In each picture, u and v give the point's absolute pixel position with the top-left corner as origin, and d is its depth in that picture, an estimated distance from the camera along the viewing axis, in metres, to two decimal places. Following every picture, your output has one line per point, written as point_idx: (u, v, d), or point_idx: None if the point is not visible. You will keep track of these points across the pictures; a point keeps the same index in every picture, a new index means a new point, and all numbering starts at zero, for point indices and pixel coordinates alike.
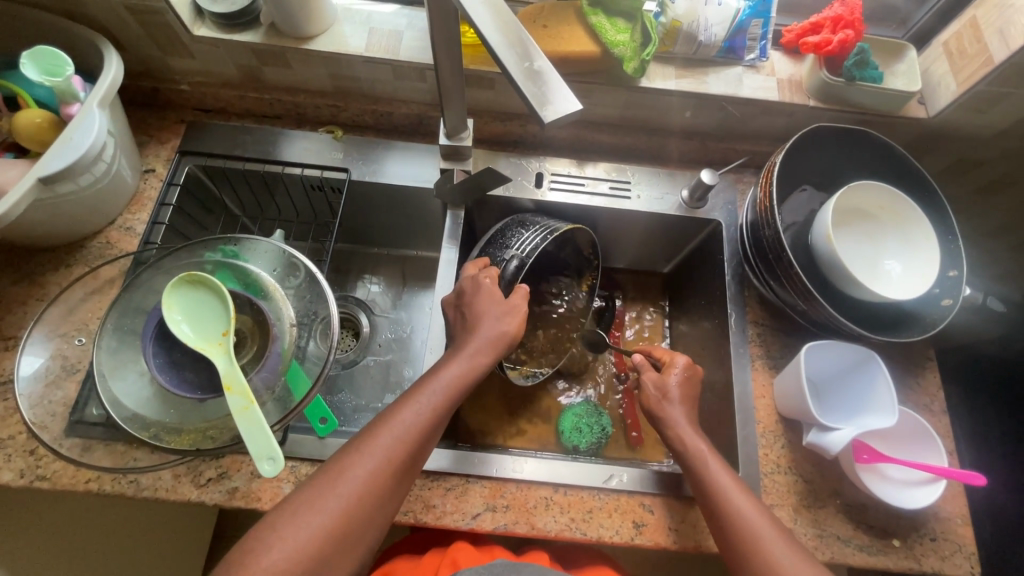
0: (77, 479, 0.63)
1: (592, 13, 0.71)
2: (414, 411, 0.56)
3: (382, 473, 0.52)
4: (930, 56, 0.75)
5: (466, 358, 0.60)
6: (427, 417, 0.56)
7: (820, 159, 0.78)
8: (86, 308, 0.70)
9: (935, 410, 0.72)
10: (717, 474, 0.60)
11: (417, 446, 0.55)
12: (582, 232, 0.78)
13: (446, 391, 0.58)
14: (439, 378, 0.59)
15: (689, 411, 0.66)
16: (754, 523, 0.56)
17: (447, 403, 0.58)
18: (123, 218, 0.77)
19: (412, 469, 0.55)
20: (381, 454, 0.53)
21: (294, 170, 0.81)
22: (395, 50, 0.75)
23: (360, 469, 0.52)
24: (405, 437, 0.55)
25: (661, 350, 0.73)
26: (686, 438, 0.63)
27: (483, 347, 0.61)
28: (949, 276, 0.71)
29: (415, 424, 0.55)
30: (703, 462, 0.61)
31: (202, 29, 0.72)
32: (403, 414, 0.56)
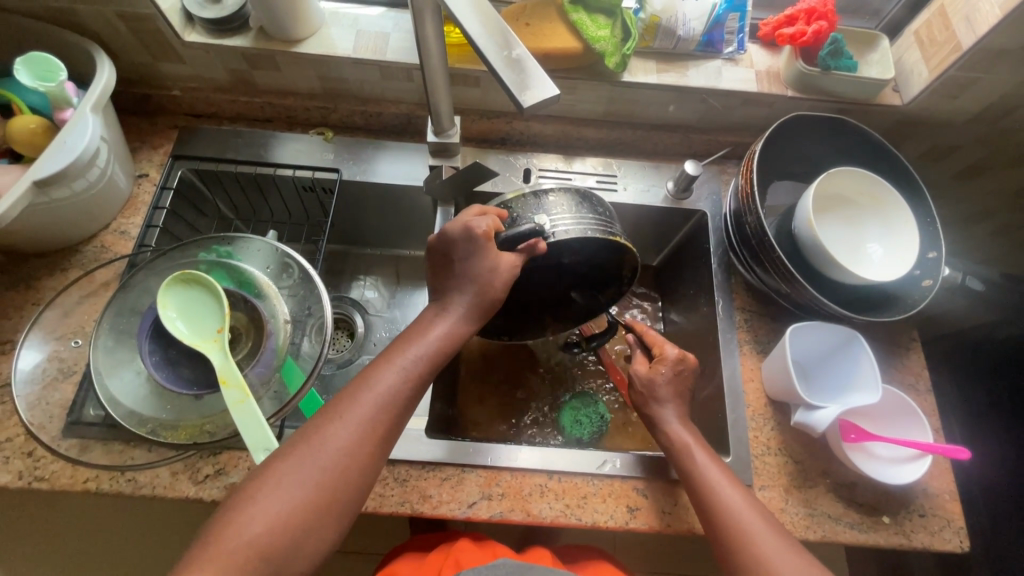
0: (74, 479, 0.63)
1: (573, 10, 0.73)
2: (393, 375, 0.56)
3: (360, 437, 0.53)
4: (903, 45, 0.77)
5: (442, 329, 0.60)
6: (406, 380, 0.57)
7: (800, 148, 0.80)
8: (81, 311, 0.71)
9: (921, 389, 0.73)
10: (706, 468, 0.61)
11: (395, 412, 0.55)
12: (632, 257, 0.69)
13: (423, 355, 0.58)
14: (415, 345, 0.59)
15: (682, 405, 0.67)
16: (743, 517, 0.57)
17: (424, 368, 0.58)
18: (118, 222, 0.78)
19: (391, 433, 0.55)
20: (358, 419, 0.53)
21: (286, 172, 0.83)
22: (382, 51, 0.76)
23: (337, 432, 0.52)
24: (383, 402, 0.55)
25: (653, 337, 0.72)
26: (678, 430, 0.64)
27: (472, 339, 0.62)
28: (929, 258, 0.73)
29: (392, 389, 0.56)
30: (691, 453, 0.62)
31: (193, 35, 0.74)
32: (379, 379, 0.56)
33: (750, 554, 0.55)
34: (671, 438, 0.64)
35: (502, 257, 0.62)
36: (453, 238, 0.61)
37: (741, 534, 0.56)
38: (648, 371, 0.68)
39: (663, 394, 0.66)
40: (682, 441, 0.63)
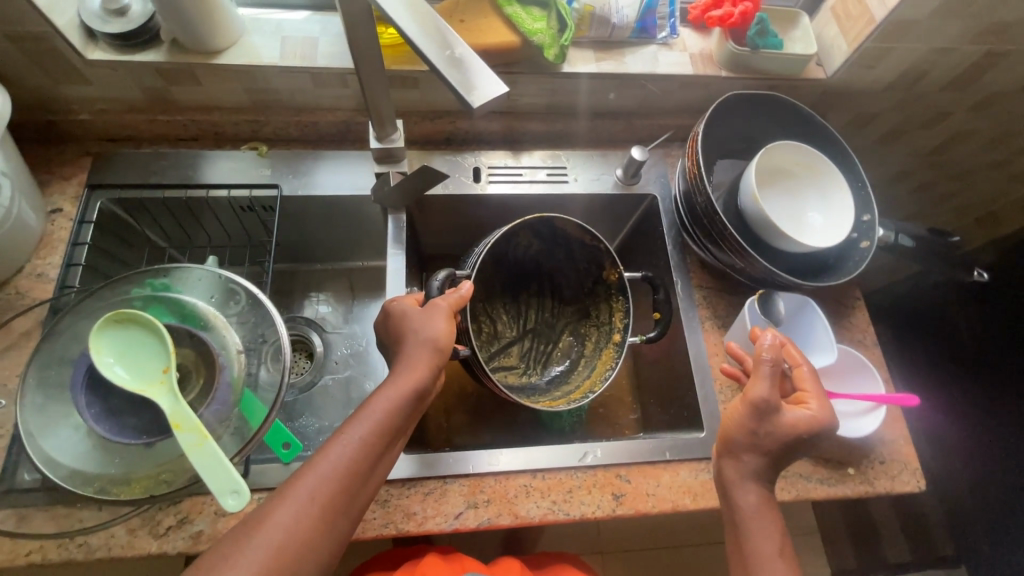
0: (14, 554, 0.57)
1: (507, 3, 0.72)
2: (344, 444, 0.52)
3: (315, 518, 0.48)
4: (821, 21, 0.81)
5: (404, 392, 0.56)
6: (359, 448, 0.52)
7: (738, 126, 0.82)
8: (2, 367, 0.65)
9: (868, 343, 0.78)
10: (770, 557, 0.57)
11: (347, 485, 0.51)
12: (558, 219, 0.78)
13: (379, 420, 0.54)
14: (370, 408, 0.55)
15: (770, 459, 0.60)
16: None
17: (382, 436, 0.54)
18: (32, 264, 0.71)
19: (343, 511, 0.50)
20: (302, 497, 0.49)
21: (220, 193, 0.78)
22: (312, 57, 0.73)
23: (286, 516, 0.47)
24: (338, 477, 0.50)
25: (807, 391, 0.63)
26: (749, 506, 0.59)
27: (421, 364, 0.58)
28: (863, 221, 0.78)
29: (343, 462, 0.51)
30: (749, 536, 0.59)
31: (96, 52, 0.68)
32: (329, 450, 0.51)
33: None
34: (740, 518, 0.60)
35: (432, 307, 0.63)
36: (398, 318, 0.63)
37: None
38: (789, 415, 0.60)
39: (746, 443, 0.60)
40: (746, 524, 0.59)
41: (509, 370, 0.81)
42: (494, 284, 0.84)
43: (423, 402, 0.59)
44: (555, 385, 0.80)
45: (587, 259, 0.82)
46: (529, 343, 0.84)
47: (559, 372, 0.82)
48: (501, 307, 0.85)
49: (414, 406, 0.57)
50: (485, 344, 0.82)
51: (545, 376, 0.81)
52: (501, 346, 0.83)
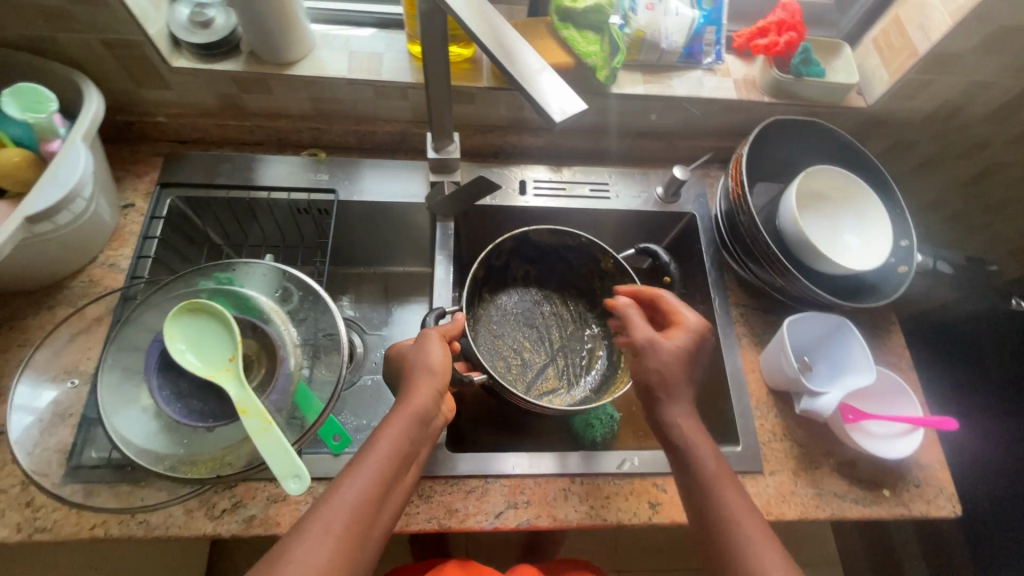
0: (80, 526, 0.60)
1: (563, 27, 0.75)
2: (360, 477, 0.51)
3: (332, 555, 0.47)
4: (863, 52, 0.84)
5: (413, 418, 0.56)
6: (376, 479, 0.51)
7: (779, 149, 0.85)
8: (76, 348, 0.69)
9: (904, 368, 0.79)
10: (747, 531, 0.54)
11: (367, 518, 0.49)
12: (533, 231, 0.81)
13: (389, 449, 0.53)
14: (378, 439, 0.54)
15: (687, 381, 0.63)
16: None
17: (393, 465, 0.53)
18: (105, 254, 0.75)
19: (365, 546, 0.49)
20: (323, 534, 0.47)
21: (281, 196, 0.82)
22: (377, 71, 0.77)
23: (301, 556, 0.46)
24: (352, 511, 0.49)
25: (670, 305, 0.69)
26: (713, 467, 0.58)
27: (425, 387, 0.58)
28: (902, 246, 0.79)
29: (361, 495, 0.50)
30: (718, 497, 0.56)
31: (180, 60, 0.73)
32: (345, 483, 0.50)
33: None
34: (706, 485, 0.57)
35: (427, 334, 0.64)
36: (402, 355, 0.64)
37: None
38: (669, 341, 0.63)
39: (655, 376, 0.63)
40: (716, 488, 0.57)
41: (556, 392, 0.81)
42: (500, 317, 0.85)
43: (430, 428, 0.59)
44: (603, 389, 0.82)
45: (584, 261, 0.85)
46: (562, 360, 0.84)
47: (595, 377, 0.83)
48: (520, 335, 0.85)
49: (420, 431, 0.57)
50: (520, 377, 0.81)
51: (585, 388, 0.82)
52: (537, 373, 0.82)
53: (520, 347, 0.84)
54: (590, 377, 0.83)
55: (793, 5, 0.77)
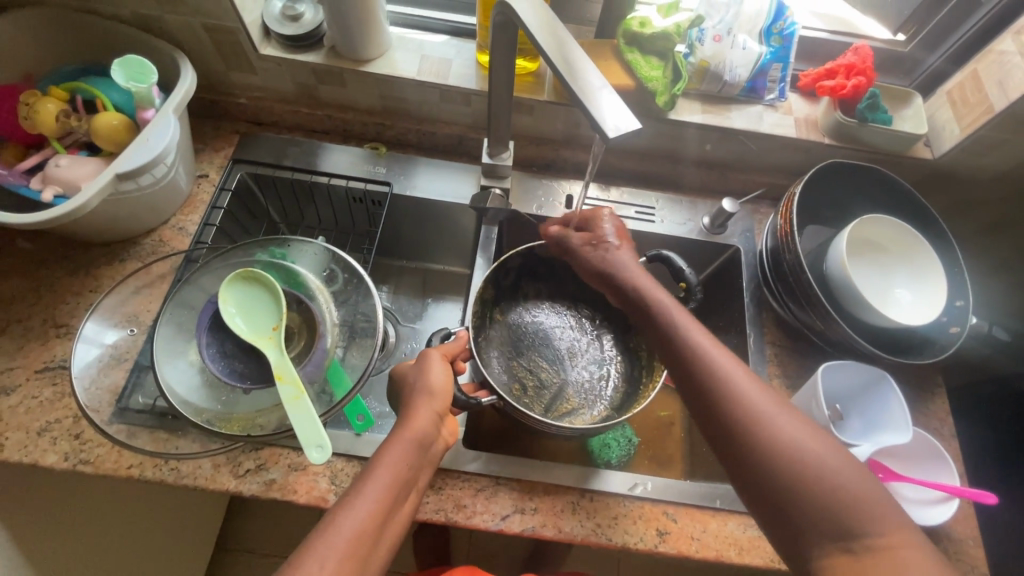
0: (119, 464, 0.64)
1: (629, 50, 0.77)
2: (362, 504, 0.50)
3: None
4: (935, 104, 0.82)
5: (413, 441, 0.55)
6: (376, 506, 0.50)
7: (834, 192, 0.83)
8: (138, 300, 0.74)
9: (945, 434, 0.75)
10: (828, 469, 0.49)
11: (368, 546, 0.48)
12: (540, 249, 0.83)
13: (389, 478, 0.52)
14: (377, 466, 0.53)
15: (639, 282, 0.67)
16: (818, 456, 0.50)
17: (393, 494, 0.52)
18: (176, 218, 0.81)
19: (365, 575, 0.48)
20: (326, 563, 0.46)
21: (340, 183, 0.87)
22: (445, 75, 0.81)
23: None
24: (351, 542, 0.47)
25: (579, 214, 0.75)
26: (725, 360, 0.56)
27: (422, 411, 0.58)
28: (956, 306, 0.76)
29: (363, 523, 0.49)
30: (739, 393, 0.54)
31: (268, 48, 0.79)
32: (347, 508, 0.49)
33: (847, 512, 0.47)
34: (721, 381, 0.54)
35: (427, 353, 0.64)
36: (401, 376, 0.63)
37: (832, 495, 0.48)
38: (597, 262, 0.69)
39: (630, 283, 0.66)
40: (732, 386, 0.54)
41: (574, 412, 0.80)
42: (509, 341, 0.85)
43: (429, 453, 0.58)
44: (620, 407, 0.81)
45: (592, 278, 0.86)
46: (578, 378, 0.84)
47: (612, 390, 0.83)
48: (535, 356, 0.84)
49: (421, 455, 0.56)
50: (536, 397, 0.81)
51: (605, 402, 0.82)
52: (554, 394, 0.82)
53: (534, 366, 0.83)
54: (609, 390, 0.83)
55: (866, 50, 0.77)
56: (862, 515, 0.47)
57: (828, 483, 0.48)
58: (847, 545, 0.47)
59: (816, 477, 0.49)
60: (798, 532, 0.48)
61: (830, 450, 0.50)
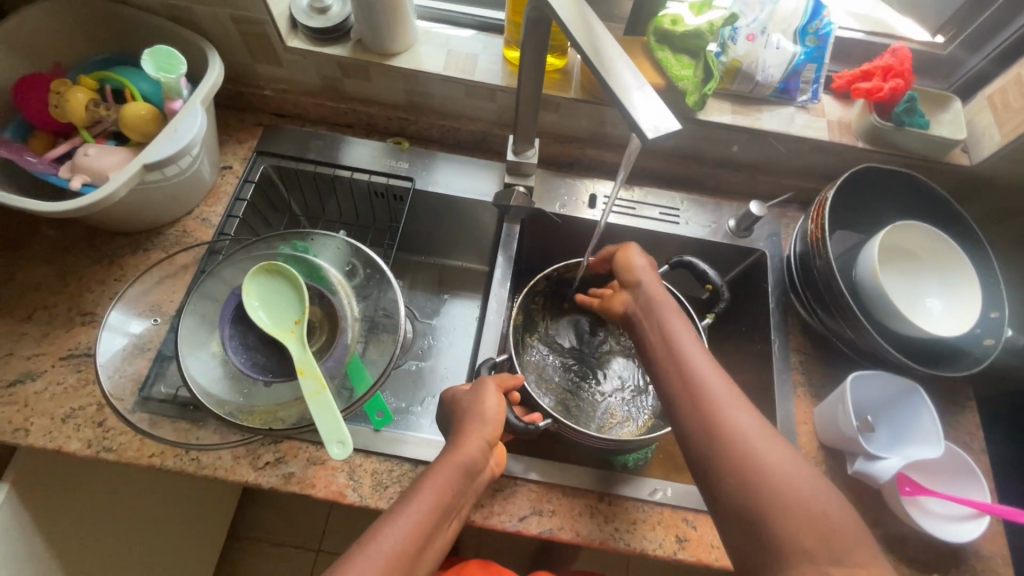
0: (141, 452, 0.65)
1: (659, 48, 0.75)
2: (397, 531, 0.49)
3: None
4: (974, 108, 0.79)
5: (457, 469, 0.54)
6: (413, 534, 0.49)
7: (865, 197, 0.81)
8: (162, 290, 0.75)
9: (975, 448, 0.73)
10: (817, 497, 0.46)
11: (399, 575, 0.47)
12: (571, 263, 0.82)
13: (430, 503, 0.52)
14: (422, 489, 0.52)
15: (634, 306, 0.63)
16: (785, 470, 0.47)
17: (432, 521, 0.51)
18: (200, 209, 0.82)
19: None
20: None
21: (362, 177, 0.86)
22: (471, 71, 0.80)
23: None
24: (387, 564, 0.47)
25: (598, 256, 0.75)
26: (700, 362, 0.54)
27: (472, 442, 0.57)
28: (991, 317, 0.74)
29: (398, 549, 0.48)
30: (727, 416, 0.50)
31: (295, 41, 0.79)
32: (382, 534, 0.49)
33: (834, 540, 0.44)
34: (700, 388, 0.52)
35: (485, 382, 0.63)
36: (457, 398, 0.63)
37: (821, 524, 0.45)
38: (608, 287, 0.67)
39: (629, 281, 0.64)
40: (711, 391, 0.51)
41: (617, 423, 0.79)
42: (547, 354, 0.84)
43: (474, 480, 0.57)
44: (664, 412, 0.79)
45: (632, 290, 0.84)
46: (618, 392, 0.82)
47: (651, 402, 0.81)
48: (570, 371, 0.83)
49: (466, 482, 0.55)
50: (584, 416, 0.79)
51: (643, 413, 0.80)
52: (594, 410, 0.80)
53: (578, 384, 0.83)
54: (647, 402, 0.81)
55: (904, 51, 0.74)
56: (838, 543, 0.44)
57: (795, 501, 0.46)
58: (823, 569, 0.43)
59: (783, 493, 0.46)
60: (771, 553, 0.45)
61: (800, 468, 0.48)
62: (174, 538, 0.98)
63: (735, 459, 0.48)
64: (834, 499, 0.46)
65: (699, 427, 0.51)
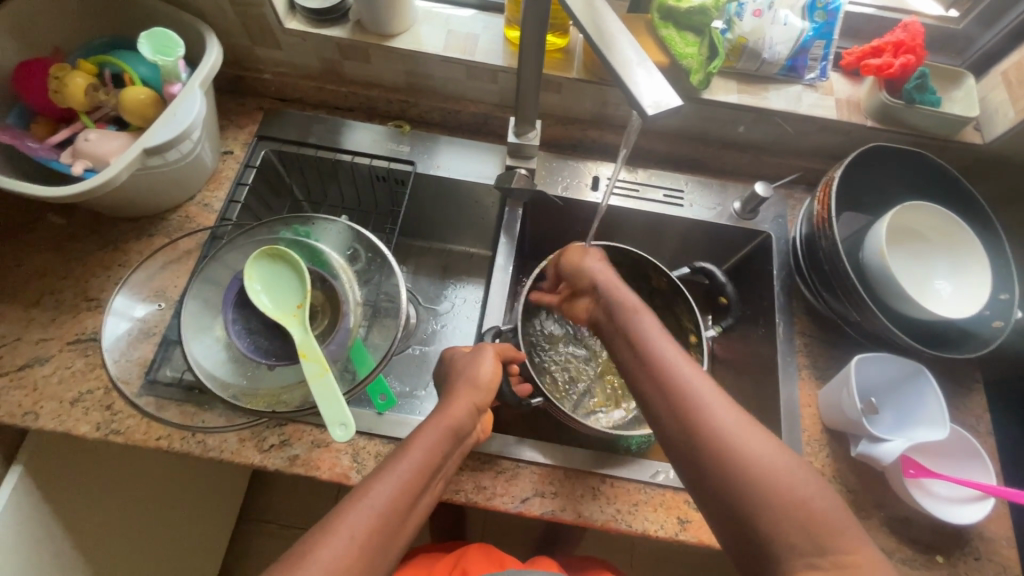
0: (148, 435, 0.66)
1: (663, 25, 0.73)
2: (393, 479, 0.49)
3: (355, 560, 0.44)
4: (988, 84, 0.77)
5: (451, 426, 0.56)
6: (407, 483, 0.50)
7: (877, 177, 0.79)
8: (166, 275, 0.75)
9: (981, 431, 0.73)
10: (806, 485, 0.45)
11: (395, 522, 0.48)
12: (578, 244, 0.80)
13: (424, 456, 0.52)
14: (415, 440, 0.54)
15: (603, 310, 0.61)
16: (766, 457, 0.46)
17: (426, 474, 0.52)
18: (202, 194, 0.82)
19: (392, 548, 0.47)
20: (352, 531, 0.46)
21: (364, 161, 0.86)
22: (471, 51, 0.79)
23: (326, 553, 0.44)
24: (380, 515, 0.47)
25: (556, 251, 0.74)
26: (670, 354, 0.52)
27: (465, 399, 0.59)
28: (1000, 299, 0.72)
29: (394, 497, 0.48)
30: (707, 416, 0.48)
31: (293, 22, 0.78)
32: (378, 484, 0.49)
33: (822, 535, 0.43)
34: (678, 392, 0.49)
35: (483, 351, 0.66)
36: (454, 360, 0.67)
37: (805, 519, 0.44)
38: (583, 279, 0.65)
39: (590, 283, 0.64)
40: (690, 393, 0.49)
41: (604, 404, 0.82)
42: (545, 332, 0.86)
43: (461, 443, 0.58)
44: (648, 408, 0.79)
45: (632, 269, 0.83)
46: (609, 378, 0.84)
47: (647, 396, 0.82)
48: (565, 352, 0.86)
49: (455, 442, 0.57)
50: (567, 398, 0.82)
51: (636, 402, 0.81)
52: (583, 394, 0.83)
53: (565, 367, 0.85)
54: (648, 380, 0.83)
55: (916, 26, 0.72)
56: (827, 535, 0.43)
57: (778, 492, 0.44)
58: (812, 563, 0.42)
59: (762, 485, 0.45)
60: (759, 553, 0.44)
61: (784, 460, 0.46)
62: (184, 522, 1.00)
63: (714, 456, 0.46)
64: (819, 488, 0.45)
65: (676, 433, 0.49)
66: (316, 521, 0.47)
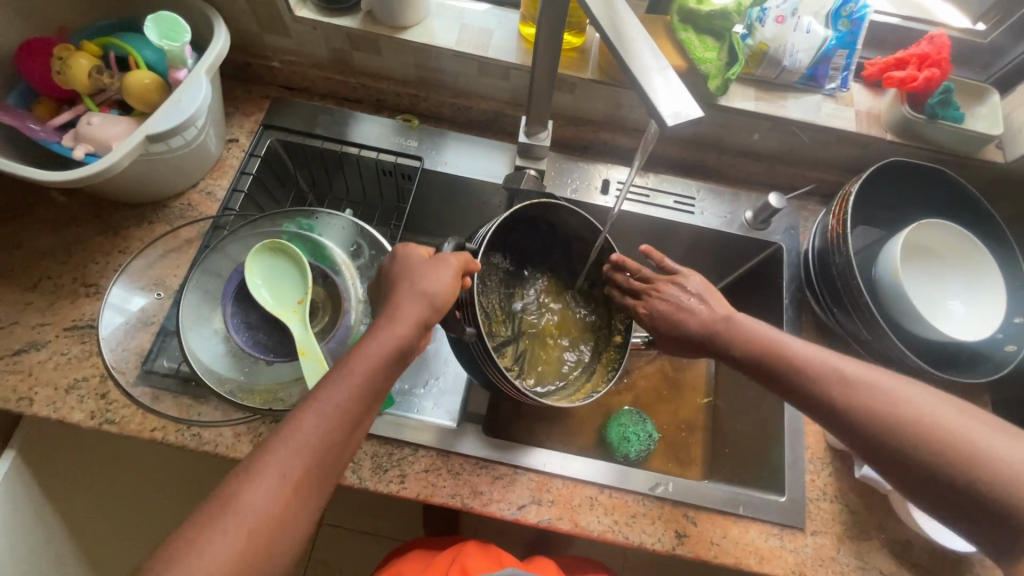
0: (143, 426, 0.65)
1: (682, 28, 0.71)
2: (324, 412, 0.48)
3: (292, 489, 0.46)
4: (1013, 102, 0.75)
5: (391, 348, 0.52)
6: (340, 415, 0.48)
7: (893, 192, 0.78)
8: (166, 264, 0.74)
9: None
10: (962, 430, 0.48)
11: (328, 454, 0.47)
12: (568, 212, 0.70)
13: (361, 384, 0.50)
14: (351, 367, 0.50)
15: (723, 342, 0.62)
16: (924, 411, 0.50)
17: (364, 403, 0.50)
18: (205, 181, 0.80)
19: (327, 476, 0.48)
20: (285, 467, 0.46)
21: (370, 154, 0.84)
22: (484, 47, 0.77)
23: (264, 480, 0.45)
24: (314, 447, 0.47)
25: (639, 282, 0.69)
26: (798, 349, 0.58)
27: (410, 310, 0.53)
28: (1014, 322, 0.71)
29: (326, 431, 0.47)
30: (859, 394, 0.53)
31: (304, 11, 0.76)
32: (310, 416, 0.47)
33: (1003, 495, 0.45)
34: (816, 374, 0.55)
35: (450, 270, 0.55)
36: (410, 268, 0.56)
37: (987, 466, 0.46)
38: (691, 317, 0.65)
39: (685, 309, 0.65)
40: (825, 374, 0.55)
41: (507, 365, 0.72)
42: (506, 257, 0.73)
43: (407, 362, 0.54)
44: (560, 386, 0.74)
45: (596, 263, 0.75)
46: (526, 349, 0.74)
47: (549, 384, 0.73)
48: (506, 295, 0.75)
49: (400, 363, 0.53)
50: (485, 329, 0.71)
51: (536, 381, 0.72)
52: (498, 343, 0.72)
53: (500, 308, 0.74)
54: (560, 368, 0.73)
55: (943, 39, 0.70)
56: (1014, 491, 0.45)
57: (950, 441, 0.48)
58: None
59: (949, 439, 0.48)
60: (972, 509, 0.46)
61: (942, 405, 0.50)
62: None
63: (885, 416, 0.51)
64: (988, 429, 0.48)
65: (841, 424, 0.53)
66: (246, 456, 0.47)
